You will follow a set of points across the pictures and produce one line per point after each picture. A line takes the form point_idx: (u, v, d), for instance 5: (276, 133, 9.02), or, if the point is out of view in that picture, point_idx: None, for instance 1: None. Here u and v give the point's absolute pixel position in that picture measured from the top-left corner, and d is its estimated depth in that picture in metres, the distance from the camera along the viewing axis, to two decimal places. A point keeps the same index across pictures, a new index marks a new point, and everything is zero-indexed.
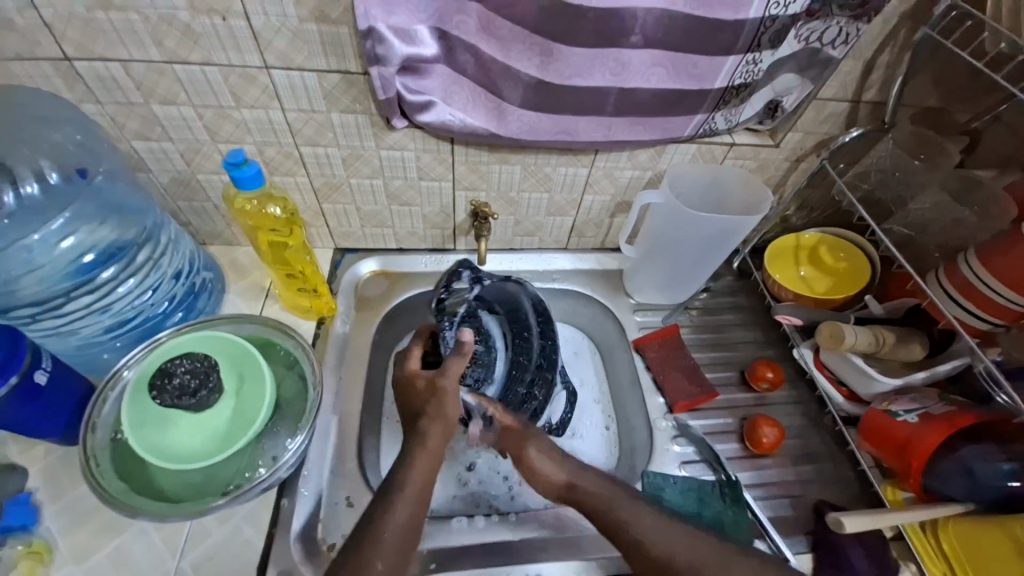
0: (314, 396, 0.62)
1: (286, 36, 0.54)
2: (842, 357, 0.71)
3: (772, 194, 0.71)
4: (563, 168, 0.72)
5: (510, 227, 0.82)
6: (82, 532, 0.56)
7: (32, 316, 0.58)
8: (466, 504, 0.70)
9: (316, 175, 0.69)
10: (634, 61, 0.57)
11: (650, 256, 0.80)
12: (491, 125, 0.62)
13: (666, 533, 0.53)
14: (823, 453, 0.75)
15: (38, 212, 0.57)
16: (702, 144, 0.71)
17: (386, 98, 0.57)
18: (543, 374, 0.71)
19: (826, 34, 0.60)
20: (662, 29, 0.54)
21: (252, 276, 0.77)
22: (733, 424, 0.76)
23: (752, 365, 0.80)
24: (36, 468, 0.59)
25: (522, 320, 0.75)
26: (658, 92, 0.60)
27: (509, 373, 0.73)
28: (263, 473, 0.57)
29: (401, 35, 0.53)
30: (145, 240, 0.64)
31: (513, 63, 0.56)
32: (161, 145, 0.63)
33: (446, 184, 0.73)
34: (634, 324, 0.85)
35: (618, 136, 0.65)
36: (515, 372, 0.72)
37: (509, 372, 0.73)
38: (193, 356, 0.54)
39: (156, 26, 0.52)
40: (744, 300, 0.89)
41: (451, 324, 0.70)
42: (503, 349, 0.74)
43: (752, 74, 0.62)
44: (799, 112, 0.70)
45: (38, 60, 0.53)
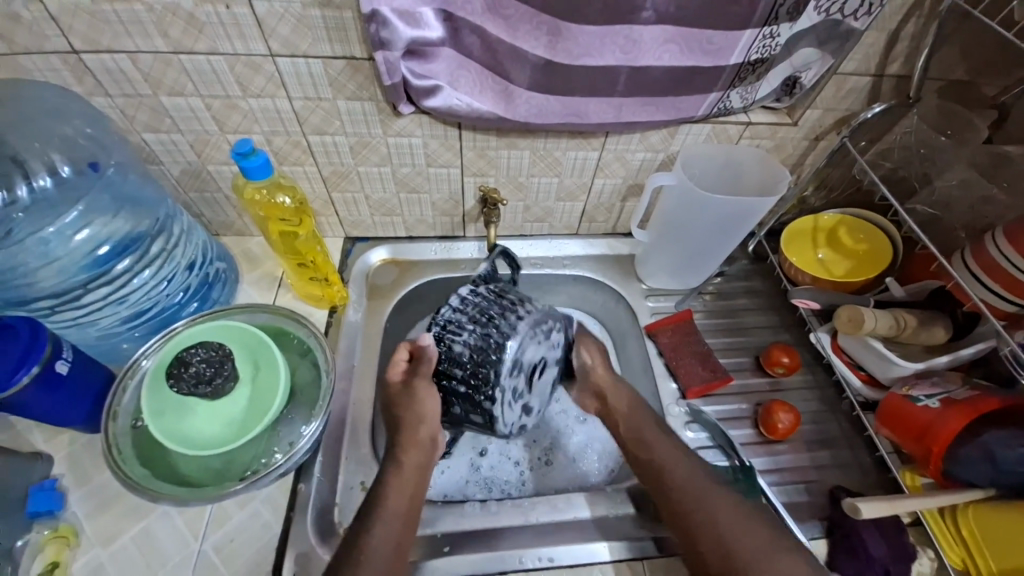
0: (327, 384, 0.62)
1: (290, 22, 0.53)
2: (861, 342, 0.70)
3: (789, 174, 0.69)
4: (573, 152, 0.71)
5: (519, 213, 0.82)
6: (108, 516, 0.58)
7: (50, 308, 0.59)
8: (479, 489, 0.73)
9: (324, 163, 0.69)
10: (645, 38, 0.55)
11: (662, 241, 0.79)
12: (499, 108, 0.61)
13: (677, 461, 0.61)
14: (840, 438, 0.74)
15: (52, 205, 0.57)
16: (716, 123, 0.69)
17: (391, 83, 0.56)
18: (479, 374, 0.59)
19: (847, 4, 0.57)
20: (674, 3, 0.52)
21: (265, 266, 0.78)
22: (747, 409, 0.75)
23: (767, 350, 0.78)
24: (61, 455, 0.61)
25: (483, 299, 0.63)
26: (671, 70, 0.58)
27: (475, 358, 0.60)
28: (280, 459, 0.58)
29: (406, 18, 0.51)
30: (158, 231, 0.64)
31: (521, 44, 0.55)
32: (171, 136, 0.63)
33: (455, 170, 0.72)
34: (646, 309, 0.84)
35: (630, 117, 0.63)
36: (479, 355, 0.60)
37: (474, 357, 0.60)
38: (208, 346, 0.55)
39: (161, 16, 0.51)
40: (758, 284, 0.87)
41: (473, 329, 0.60)
42: (472, 329, 0.60)
43: (769, 49, 0.59)
44: (818, 88, 0.67)
45: (46, 54, 0.53)
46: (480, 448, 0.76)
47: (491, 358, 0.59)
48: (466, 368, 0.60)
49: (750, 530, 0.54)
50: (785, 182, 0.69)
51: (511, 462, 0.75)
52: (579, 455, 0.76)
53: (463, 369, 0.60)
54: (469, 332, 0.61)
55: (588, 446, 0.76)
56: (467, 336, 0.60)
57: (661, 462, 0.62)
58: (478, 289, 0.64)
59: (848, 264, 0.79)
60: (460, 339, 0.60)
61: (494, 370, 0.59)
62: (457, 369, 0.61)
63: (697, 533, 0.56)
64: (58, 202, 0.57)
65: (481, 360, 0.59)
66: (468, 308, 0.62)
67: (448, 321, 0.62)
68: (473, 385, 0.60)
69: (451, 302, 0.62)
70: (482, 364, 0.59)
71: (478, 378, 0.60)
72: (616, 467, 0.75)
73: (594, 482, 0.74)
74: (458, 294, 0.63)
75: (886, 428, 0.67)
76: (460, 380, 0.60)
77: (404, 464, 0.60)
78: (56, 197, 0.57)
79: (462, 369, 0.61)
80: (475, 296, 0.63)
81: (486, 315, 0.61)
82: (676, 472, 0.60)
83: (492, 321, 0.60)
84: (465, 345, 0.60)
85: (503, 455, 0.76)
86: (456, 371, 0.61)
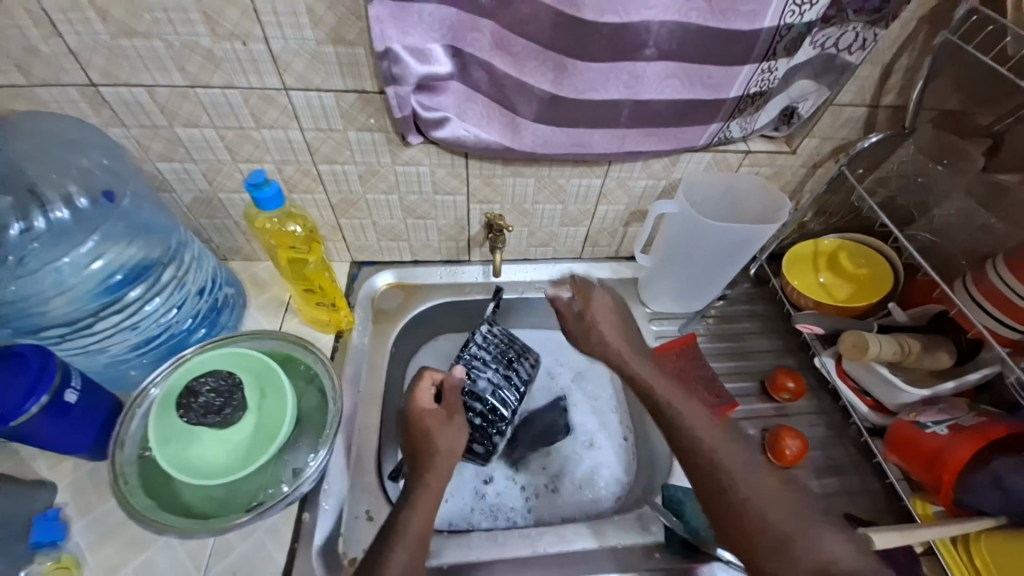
0: (334, 410, 0.62)
1: (305, 58, 0.55)
2: (867, 368, 0.70)
3: (790, 202, 0.72)
4: (577, 179, 0.73)
5: (524, 238, 0.83)
6: (109, 546, 0.57)
7: (61, 336, 0.59)
8: (485, 517, 0.73)
9: (333, 191, 0.71)
10: (648, 73, 0.56)
11: (666, 265, 0.80)
12: (505, 139, 0.62)
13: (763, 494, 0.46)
14: (847, 464, 0.73)
15: (67, 235, 0.57)
16: (716, 151, 0.71)
17: (402, 115, 0.58)
18: (495, 411, 0.74)
19: (842, 40, 0.59)
20: (675, 41, 0.54)
21: (272, 290, 0.78)
22: (754, 435, 0.75)
23: (772, 375, 0.78)
24: (64, 483, 0.60)
25: (499, 342, 0.78)
26: (672, 103, 0.60)
27: (496, 393, 0.75)
28: (286, 490, 0.57)
29: (416, 55, 0.53)
30: (170, 259, 0.64)
31: (528, 79, 0.56)
32: (184, 165, 0.65)
33: (461, 197, 0.73)
34: (651, 333, 0.84)
35: (633, 147, 0.65)
36: (501, 392, 0.75)
37: (496, 392, 0.75)
38: (218, 375, 0.57)
39: (179, 52, 0.53)
40: (761, 308, 0.88)
41: (494, 368, 0.76)
42: (494, 368, 0.76)
43: (767, 83, 0.61)
44: (815, 119, 0.69)
45: (64, 86, 0.55)
46: (485, 475, 0.76)
47: (510, 396, 0.76)
48: (486, 404, 0.73)
49: (804, 515, 0.44)
50: (787, 211, 0.72)
51: (516, 488, 0.76)
52: (585, 483, 0.77)
53: (483, 404, 0.73)
54: (492, 370, 0.76)
55: (595, 473, 0.77)
56: (491, 374, 0.75)
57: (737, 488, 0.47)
58: (494, 332, 0.78)
59: (849, 288, 0.80)
60: (484, 375, 0.75)
61: (510, 406, 0.75)
62: (477, 403, 0.73)
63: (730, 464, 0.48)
64: (73, 231, 0.58)
65: (501, 397, 0.75)
66: (490, 347, 0.77)
67: (474, 357, 0.75)
68: (489, 418, 0.74)
69: (478, 340, 0.76)
70: (501, 398, 0.75)
71: (495, 413, 0.74)
72: (622, 494, 0.76)
73: (601, 510, 0.75)
74: (481, 333, 0.77)
75: (896, 455, 0.66)
76: (480, 413, 0.73)
77: (431, 481, 0.59)
78: (71, 227, 0.58)
79: (482, 404, 0.73)
80: (494, 338, 0.78)
81: (500, 357, 0.77)
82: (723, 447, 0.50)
83: (509, 362, 0.78)
84: (486, 379, 0.75)
85: (508, 480, 0.77)
86: (477, 405, 0.73)
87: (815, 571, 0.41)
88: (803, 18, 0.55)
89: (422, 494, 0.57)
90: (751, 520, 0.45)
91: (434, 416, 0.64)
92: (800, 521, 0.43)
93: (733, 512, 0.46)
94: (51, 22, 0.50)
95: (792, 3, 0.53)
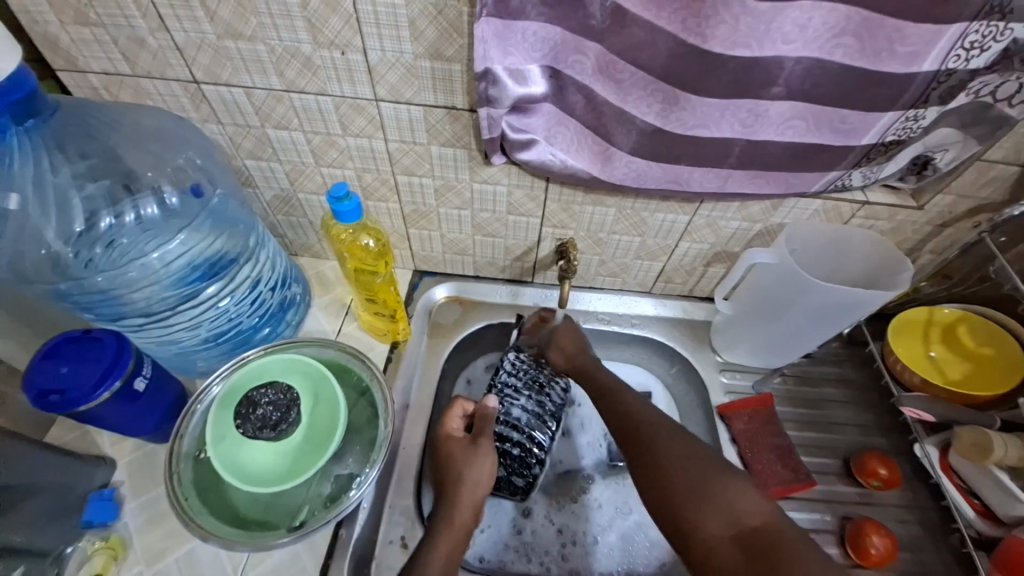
0: (383, 430, 0.60)
1: (399, 70, 0.53)
2: (982, 471, 0.60)
3: (913, 267, 0.62)
4: (661, 214, 0.67)
5: (593, 266, 0.78)
6: (156, 533, 0.58)
7: (139, 325, 0.61)
8: (517, 558, 0.69)
9: (407, 202, 0.69)
10: (771, 112, 0.50)
11: (749, 318, 0.73)
12: (595, 168, 0.58)
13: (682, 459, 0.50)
14: (940, 573, 0.64)
15: (157, 230, 0.59)
16: (828, 199, 0.63)
17: (490, 137, 0.55)
18: (531, 440, 0.69)
19: (1004, 89, 0.50)
20: (809, 80, 0.47)
21: (336, 291, 0.79)
22: (832, 522, 0.67)
23: (859, 456, 0.70)
24: (123, 461, 0.62)
25: (530, 366, 0.73)
26: (791, 146, 0.53)
27: (531, 422, 0.70)
28: (328, 513, 0.56)
29: (514, 76, 0.50)
30: (247, 257, 0.65)
31: (630, 109, 0.51)
32: (269, 164, 0.65)
33: (534, 220, 0.70)
34: (720, 385, 0.77)
35: (734, 188, 0.59)
36: (535, 421, 0.70)
37: (531, 421, 0.70)
38: (277, 388, 0.57)
39: (279, 56, 0.53)
40: (851, 374, 0.78)
41: (526, 394, 0.71)
42: (525, 396, 0.71)
43: (908, 131, 0.53)
44: (954, 174, 0.60)
45: (168, 81, 0.56)
46: (525, 509, 0.72)
47: (547, 424, 0.71)
48: (523, 432, 0.69)
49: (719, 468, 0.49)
50: (908, 278, 0.62)
51: (554, 529, 0.72)
52: (629, 533, 0.71)
53: (520, 432, 0.69)
54: (525, 398, 0.71)
55: (639, 529, 0.72)
56: (525, 402, 0.70)
57: (662, 453, 0.51)
58: (522, 355, 0.74)
59: (965, 367, 0.69)
60: (517, 404, 0.70)
61: (546, 435, 0.70)
62: (513, 431, 0.68)
63: (656, 445, 0.52)
64: (162, 227, 0.59)
65: (537, 424, 0.70)
66: (520, 373, 0.72)
67: (505, 385, 0.71)
68: (527, 448, 0.69)
69: (506, 367, 0.72)
70: (537, 427, 0.70)
71: (532, 441, 0.69)
72: (668, 561, 0.70)
73: (640, 572, 0.69)
74: (509, 359, 0.73)
75: (998, 573, 0.56)
76: (517, 441, 0.68)
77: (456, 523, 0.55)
78: (160, 221, 0.59)
79: (519, 433, 0.69)
80: (523, 362, 0.73)
81: (528, 381, 0.72)
82: (651, 428, 0.54)
83: (540, 387, 0.72)
84: (519, 406, 0.70)
85: (547, 519, 0.72)
86: (513, 434, 0.68)
87: (717, 506, 0.46)
88: (969, 64, 0.47)
89: (444, 537, 0.54)
90: (676, 468, 0.49)
91: (463, 447, 0.61)
92: (712, 469, 0.49)
93: (652, 461, 0.51)
94: (161, 18, 0.50)
95: (960, 46, 0.45)
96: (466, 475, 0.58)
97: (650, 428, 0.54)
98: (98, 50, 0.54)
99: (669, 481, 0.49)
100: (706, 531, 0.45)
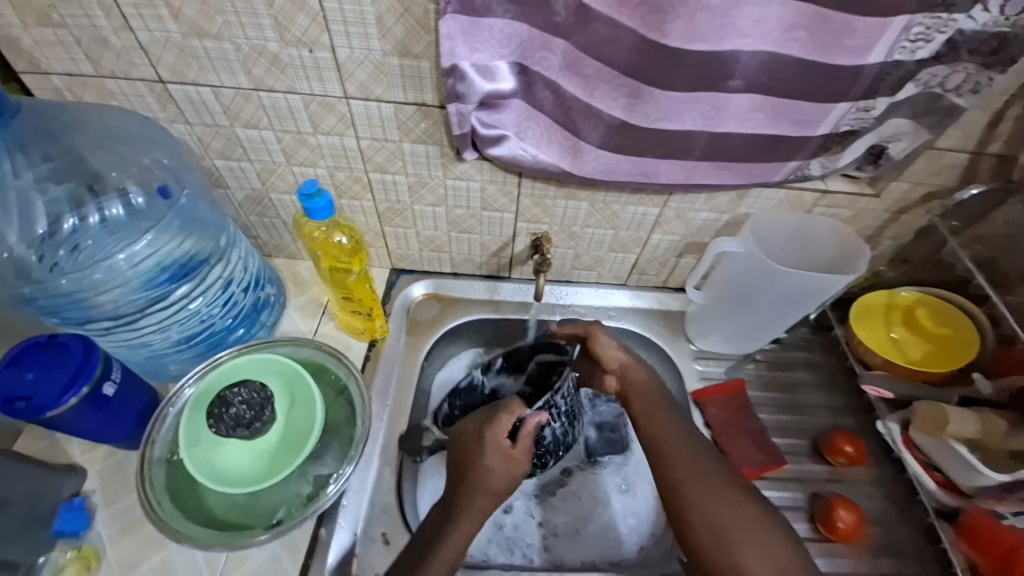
0: (361, 427, 0.60)
1: (368, 68, 0.53)
2: (941, 445, 0.63)
3: (869, 253, 0.66)
4: (632, 206, 0.69)
5: (569, 260, 0.79)
6: (131, 541, 0.57)
7: (107, 329, 0.60)
8: (500, 551, 0.70)
9: (381, 200, 0.69)
10: (731, 105, 0.52)
11: (720, 305, 0.75)
12: (564, 162, 0.59)
13: (722, 499, 0.53)
14: (905, 545, 0.67)
15: (123, 231, 0.58)
16: (791, 189, 0.65)
17: (460, 133, 0.56)
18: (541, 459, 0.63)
19: (951, 80, 0.52)
20: (766, 74, 0.49)
21: (312, 291, 0.78)
22: (802, 500, 0.69)
23: (828, 435, 0.73)
24: (94, 470, 0.61)
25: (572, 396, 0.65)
26: (752, 138, 0.55)
27: (552, 445, 0.63)
28: (307, 508, 0.56)
29: (482, 72, 0.50)
30: (218, 257, 0.65)
31: (596, 104, 0.53)
32: (240, 164, 0.65)
33: (509, 216, 0.71)
34: (695, 373, 0.79)
35: (700, 179, 0.61)
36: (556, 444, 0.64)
37: (552, 444, 0.63)
38: (250, 387, 0.56)
39: (246, 55, 0.53)
40: (819, 357, 0.81)
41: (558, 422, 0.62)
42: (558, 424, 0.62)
43: (861, 122, 0.55)
44: (907, 163, 0.62)
45: (133, 81, 0.56)
46: (505, 506, 0.73)
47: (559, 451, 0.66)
48: (540, 451, 0.62)
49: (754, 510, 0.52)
50: (865, 262, 0.66)
51: (535, 522, 0.73)
52: (608, 522, 0.73)
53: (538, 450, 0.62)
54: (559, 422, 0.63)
55: (618, 516, 0.73)
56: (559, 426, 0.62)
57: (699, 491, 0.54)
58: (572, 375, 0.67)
59: (927, 347, 0.71)
60: (552, 426, 0.61)
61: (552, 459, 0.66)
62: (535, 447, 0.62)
63: (695, 482, 0.54)
64: (128, 228, 0.58)
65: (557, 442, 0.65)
66: (568, 398, 0.63)
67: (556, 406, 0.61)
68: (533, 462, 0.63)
69: (565, 388, 0.62)
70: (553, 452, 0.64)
71: (541, 461, 0.63)
72: (648, 546, 0.71)
73: (620, 559, 0.70)
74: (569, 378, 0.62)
75: (966, 543, 0.61)
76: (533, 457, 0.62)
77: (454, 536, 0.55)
78: (126, 223, 0.58)
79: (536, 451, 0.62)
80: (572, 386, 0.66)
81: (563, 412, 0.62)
82: (691, 465, 0.56)
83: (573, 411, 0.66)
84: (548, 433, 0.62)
85: (529, 513, 0.73)
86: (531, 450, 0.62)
87: (756, 547, 0.49)
88: (915, 56, 0.49)
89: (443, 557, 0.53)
90: (719, 509, 0.52)
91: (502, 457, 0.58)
92: (749, 511, 0.52)
93: (692, 499, 0.54)
94: (124, 17, 0.50)
95: (906, 39, 0.48)
96: (496, 482, 0.57)
97: (688, 463, 0.56)
98: (60, 51, 0.53)
99: (711, 520, 0.52)
100: (755, 574, 0.48)
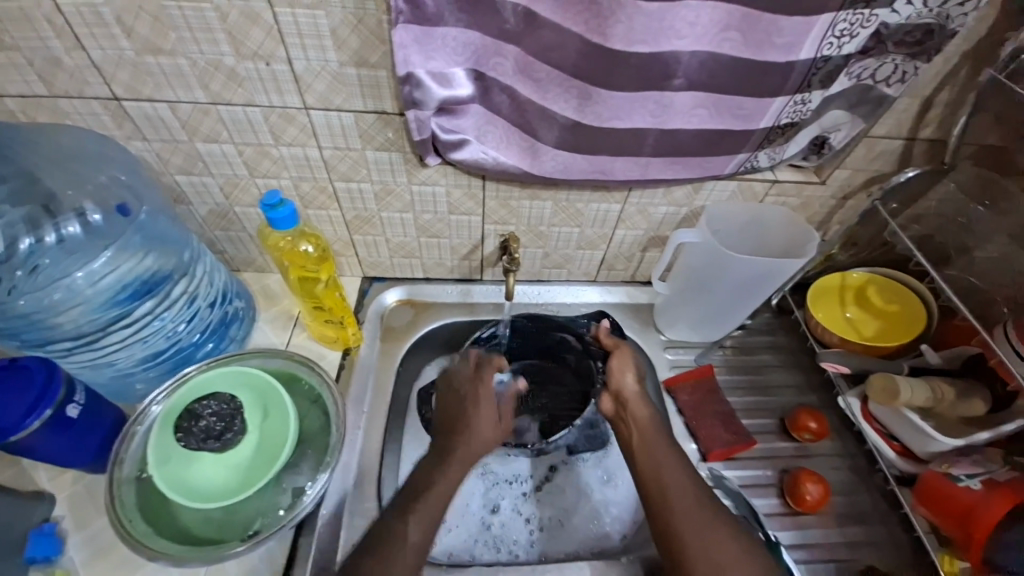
0: (336, 435, 0.61)
1: (326, 78, 0.54)
2: (897, 414, 0.66)
3: (818, 237, 0.69)
4: (595, 204, 0.71)
5: (538, 260, 0.81)
6: (105, 564, 0.56)
7: (69, 350, 0.59)
8: (487, 549, 0.71)
9: (348, 208, 0.70)
10: (677, 102, 0.55)
11: (683, 295, 0.78)
12: (525, 163, 0.61)
13: (710, 532, 0.55)
14: (871, 512, 0.70)
15: (82, 250, 0.58)
16: (743, 180, 0.69)
17: (420, 138, 0.57)
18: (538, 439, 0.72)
19: (880, 71, 0.57)
20: (706, 71, 0.52)
21: (282, 304, 0.78)
22: (773, 476, 0.72)
23: (793, 413, 0.76)
24: (63, 495, 0.59)
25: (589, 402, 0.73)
26: (700, 132, 0.58)
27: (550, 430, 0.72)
28: (284, 516, 0.56)
29: (437, 79, 0.52)
30: (182, 273, 0.64)
31: (551, 106, 0.55)
32: (202, 178, 0.65)
33: (476, 218, 0.72)
34: (666, 362, 0.82)
35: (656, 174, 0.63)
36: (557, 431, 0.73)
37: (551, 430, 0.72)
38: (220, 399, 0.57)
39: (203, 70, 0.53)
40: (782, 340, 0.84)
41: None
42: None
43: (799, 114, 0.59)
44: (847, 151, 0.67)
45: (87, 99, 0.55)
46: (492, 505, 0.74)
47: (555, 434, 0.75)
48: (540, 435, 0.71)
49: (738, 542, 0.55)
50: (816, 245, 0.69)
51: (522, 519, 0.74)
52: (591, 514, 0.74)
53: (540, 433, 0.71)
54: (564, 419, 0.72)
55: (601, 507, 0.75)
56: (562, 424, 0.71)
57: (688, 525, 0.55)
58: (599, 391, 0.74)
59: (877, 324, 0.76)
60: None
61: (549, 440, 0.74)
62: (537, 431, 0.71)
63: (684, 515, 0.56)
64: (87, 247, 0.58)
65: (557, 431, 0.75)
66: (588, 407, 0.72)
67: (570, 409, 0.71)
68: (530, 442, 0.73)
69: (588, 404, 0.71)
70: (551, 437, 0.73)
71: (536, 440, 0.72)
72: (630, 532, 0.73)
73: (605, 548, 0.72)
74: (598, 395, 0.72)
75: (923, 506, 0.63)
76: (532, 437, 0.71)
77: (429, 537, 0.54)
78: (84, 242, 0.58)
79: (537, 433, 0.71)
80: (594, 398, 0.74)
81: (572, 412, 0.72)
82: (681, 497, 0.57)
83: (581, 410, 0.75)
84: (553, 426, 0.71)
85: (514, 511, 0.74)
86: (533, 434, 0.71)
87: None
88: (842, 50, 0.53)
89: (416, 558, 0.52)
90: (705, 544, 0.54)
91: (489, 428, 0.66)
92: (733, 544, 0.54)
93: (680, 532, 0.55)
94: (76, 36, 0.50)
95: (832, 35, 0.51)
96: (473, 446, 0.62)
97: (681, 491, 0.58)
98: (12, 72, 0.52)
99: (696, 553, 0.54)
100: None
